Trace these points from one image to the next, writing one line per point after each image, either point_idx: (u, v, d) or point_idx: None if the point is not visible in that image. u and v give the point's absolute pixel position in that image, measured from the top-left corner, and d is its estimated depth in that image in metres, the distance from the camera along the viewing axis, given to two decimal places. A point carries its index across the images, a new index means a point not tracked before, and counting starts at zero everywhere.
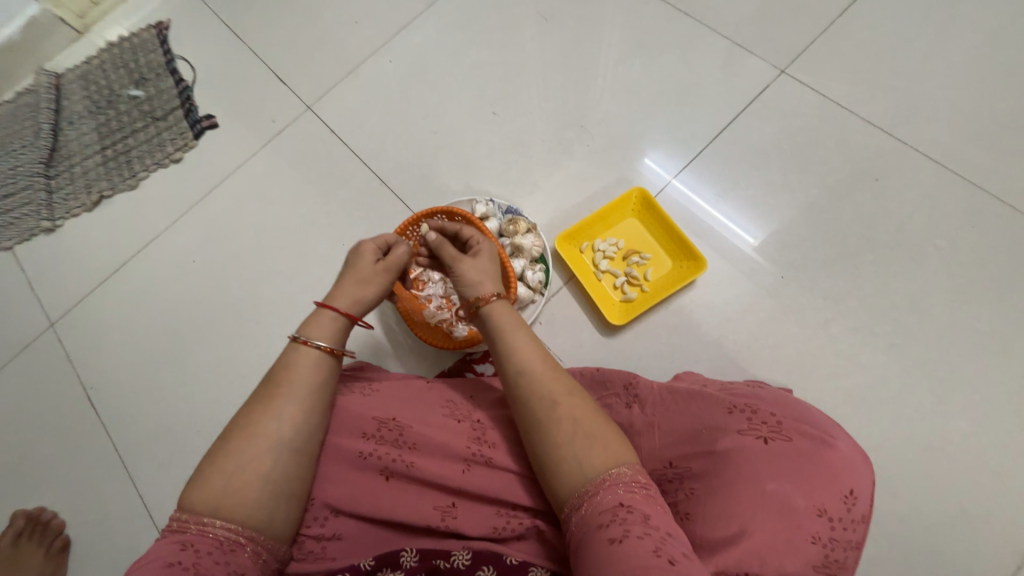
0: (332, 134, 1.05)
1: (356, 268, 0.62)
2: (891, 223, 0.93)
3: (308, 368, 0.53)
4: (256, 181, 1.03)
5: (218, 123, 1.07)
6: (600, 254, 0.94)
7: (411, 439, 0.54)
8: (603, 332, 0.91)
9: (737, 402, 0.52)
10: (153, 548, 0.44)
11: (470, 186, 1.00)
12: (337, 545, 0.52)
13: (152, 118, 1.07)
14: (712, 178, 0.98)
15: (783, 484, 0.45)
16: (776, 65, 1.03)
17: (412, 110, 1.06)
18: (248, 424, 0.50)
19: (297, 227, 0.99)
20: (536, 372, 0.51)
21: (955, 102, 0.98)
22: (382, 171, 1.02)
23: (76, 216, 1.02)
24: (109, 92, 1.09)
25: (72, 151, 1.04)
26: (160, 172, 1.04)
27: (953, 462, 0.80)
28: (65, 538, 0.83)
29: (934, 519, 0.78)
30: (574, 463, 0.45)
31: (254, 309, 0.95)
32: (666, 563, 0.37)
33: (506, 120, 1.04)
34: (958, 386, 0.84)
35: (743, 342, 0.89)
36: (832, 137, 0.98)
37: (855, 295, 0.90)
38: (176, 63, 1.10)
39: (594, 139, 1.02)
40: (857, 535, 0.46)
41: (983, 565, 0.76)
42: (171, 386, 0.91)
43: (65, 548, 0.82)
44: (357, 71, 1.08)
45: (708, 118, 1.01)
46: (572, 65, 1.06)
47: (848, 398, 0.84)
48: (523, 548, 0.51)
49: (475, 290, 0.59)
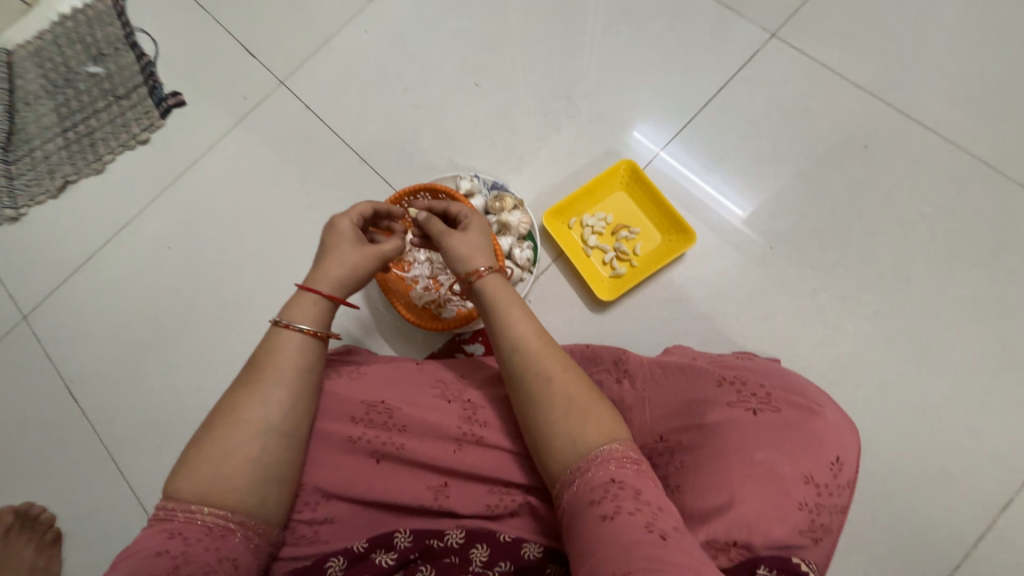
0: (308, 110, 1.00)
1: (335, 247, 0.58)
2: (880, 191, 0.92)
3: (293, 352, 0.52)
4: (230, 162, 0.98)
5: (185, 101, 1.01)
6: (589, 229, 0.93)
7: (401, 421, 0.54)
8: (593, 308, 0.90)
9: (727, 374, 0.52)
10: (141, 536, 0.43)
11: (454, 162, 0.97)
12: (329, 528, 0.51)
13: (114, 96, 1.01)
14: (701, 149, 0.96)
15: (771, 454, 0.46)
16: (767, 29, 0.99)
17: (391, 83, 1.01)
18: (232, 410, 0.48)
19: (276, 210, 0.96)
20: (528, 350, 0.50)
21: (946, 65, 0.96)
22: (362, 149, 0.98)
23: (40, 203, 0.97)
24: (66, 69, 1.02)
25: (31, 134, 0.99)
26: (127, 155, 0.99)
27: (933, 424, 0.82)
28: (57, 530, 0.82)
29: (914, 479, 0.80)
30: (566, 440, 0.45)
31: (236, 296, 0.92)
32: (657, 538, 0.37)
33: (490, 92, 1.00)
34: (940, 351, 0.85)
35: (732, 314, 0.89)
36: (822, 104, 0.96)
37: (842, 264, 0.90)
38: (136, 36, 1.04)
39: (581, 111, 0.98)
40: (842, 499, 0.47)
41: (959, 520, 0.79)
42: (155, 376, 0.90)
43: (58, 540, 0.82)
44: (331, 42, 1.03)
45: (697, 87, 0.98)
46: (556, 32, 1.01)
47: (834, 366, 0.86)
48: (516, 524, 0.52)
49: (466, 265, 0.56)
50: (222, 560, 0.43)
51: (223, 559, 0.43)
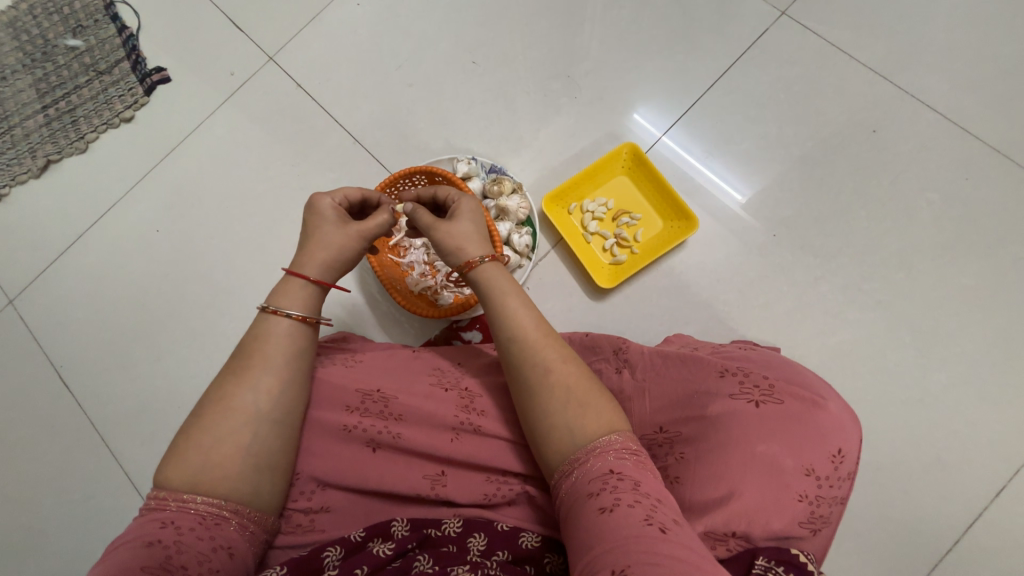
0: (299, 88, 0.96)
1: (320, 231, 0.55)
2: (886, 177, 0.90)
3: (283, 338, 0.51)
4: (219, 142, 0.95)
5: (170, 77, 0.97)
6: (589, 215, 0.91)
7: (397, 410, 0.53)
8: (592, 295, 0.89)
9: (729, 365, 0.51)
10: (133, 526, 0.42)
11: (450, 143, 0.94)
12: (325, 517, 0.51)
13: (95, 71, 0.96)
14: (705, 132, 0.94)
15: (773, 446, 0.45)
16: (776, 6, 0.96)
17: (385, 60, 0.97)
18: (222, 398, 0.47)
19: (267, 192, 0.93)
20: (526, 339, 0.49)
21: (958, 47, 0.93)
22: (356, 129, 0.95)
23: (22, 183, 0.94)
24: (44, 42, 0.97)
25: (10, 111, 0.95)
26: (111, 134, 0.95)
27: (930, 413, 0.82)
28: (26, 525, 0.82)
29: (908, 467, 0.81)
30: (565, 431, 0.44)
31: (228, 281, 0.90)
32: (657, 531, 0.36)
33: (488, 71, 0.96)
34: (939, 340, 0.85)
35: (733, 303, 0.88)
36: (831, 87, 0.94)
37: (846, 252, 0.88)
38: (116, 7, 0.99)
39: (582, 91, 0.95)
40: (842, 491, 0.47)
41: (951, 507, 0.80)
42: (147, 362, 0.88)
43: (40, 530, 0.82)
44: (322, 16, 0.98)
45: (702, 67, 0.95)
46: (558, 8, 0.97)
47: (833, 355, 0.85)
48: (514, 513, 0.51)
49: (460, 254, 0.55)
50: (216, 549, 0.42)
51: (218, 548, 0.42)
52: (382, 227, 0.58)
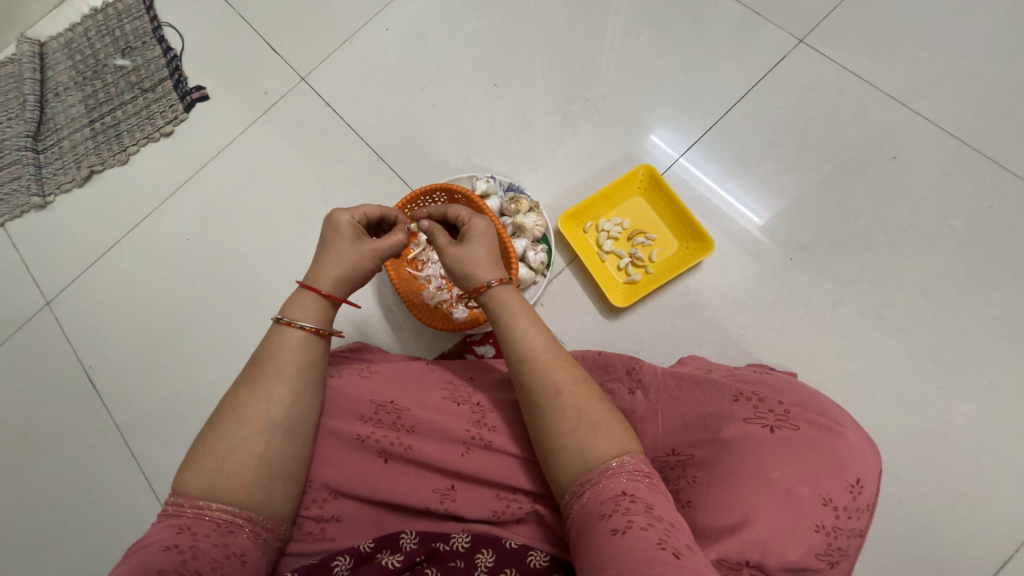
0: (327, 107, 1.01)
1: (335, 247, 0.57)
2: (907, 203, 0.89)
3: (295, 349, 0.52)
4: (251, 157, 0.99)
5: (209, 94, 1.03)
6: (605, 234, 0.92)
7: (410, 421, 0.53)
8: (606, 314, 0.89)
9: (744, 389, 0.51)
10: (150, 531, 0.44)
11: (470, 162, 0.97)
12: (336, 526, 0.51)
13: (140, 89, 1.03)
14: (722, 154, 0.95)
15: (788, 472, 0.44)
16: (795, 35, 0.97)
17: (410, 82, 1.01)
18: (236, 406, 0.48)
19: (294, 205, 0.97)
20: (539, 358, 0.49)
21: (980, 74, 0.93)
22: (380, 147, 0.98)
23: (66, 191, 0.99)
24: (95, 62, 1.05)
25: (60, 125, 1.02)
26: (151, 147, 1.01)
27: (956, 445, 0.79)
28: (27, 528, 0.85)
29: (934, 502, 0.78)
30: (576, 451, 0.44)
31: (252, 289, 0.93)
32: (670, 556, 0.36)
33: (509, 93, 0.99)
34: (964, 370, 0.82)
35: (748, 325, 0.87)
36: (849, 112, 0.94)
37: (865, 278, 0.87)
38: (163, 30, 1.05)
39: (600, 113, 0.97)
40: (862, 523, 0.46)
41: (981, 548, 0.76)
42: (170, 365, 0.91)
43: (32, 533, 0.84)
44: (352, 40, 1.03)
45: (719, 92, 0.97)
46: (578, 32, 1.00)
47: (852, 381, 0.84)
48: (522, 531, 0.51)
49: (471, 278, 0.56)
50: (229, 556, 0.43)
51: (230, 555, 0.43)
52: (398, 247, 0.59)
